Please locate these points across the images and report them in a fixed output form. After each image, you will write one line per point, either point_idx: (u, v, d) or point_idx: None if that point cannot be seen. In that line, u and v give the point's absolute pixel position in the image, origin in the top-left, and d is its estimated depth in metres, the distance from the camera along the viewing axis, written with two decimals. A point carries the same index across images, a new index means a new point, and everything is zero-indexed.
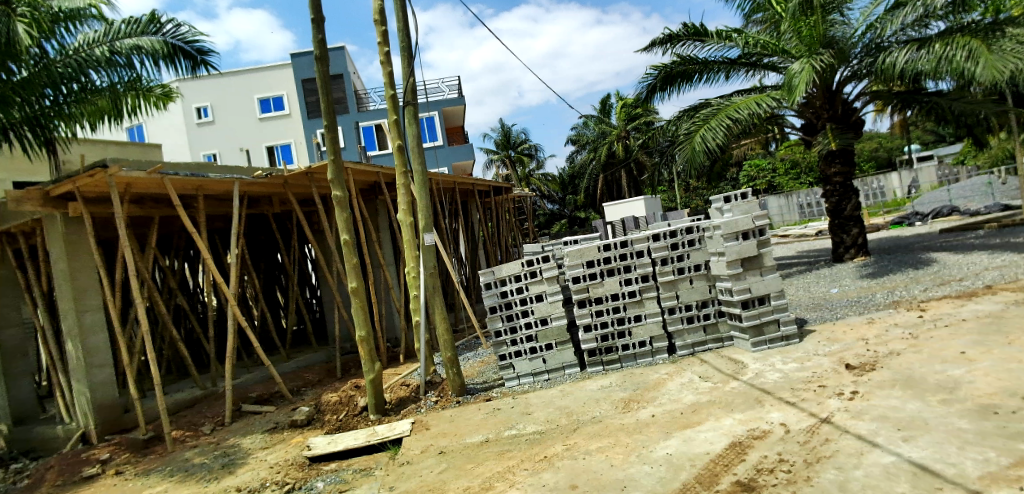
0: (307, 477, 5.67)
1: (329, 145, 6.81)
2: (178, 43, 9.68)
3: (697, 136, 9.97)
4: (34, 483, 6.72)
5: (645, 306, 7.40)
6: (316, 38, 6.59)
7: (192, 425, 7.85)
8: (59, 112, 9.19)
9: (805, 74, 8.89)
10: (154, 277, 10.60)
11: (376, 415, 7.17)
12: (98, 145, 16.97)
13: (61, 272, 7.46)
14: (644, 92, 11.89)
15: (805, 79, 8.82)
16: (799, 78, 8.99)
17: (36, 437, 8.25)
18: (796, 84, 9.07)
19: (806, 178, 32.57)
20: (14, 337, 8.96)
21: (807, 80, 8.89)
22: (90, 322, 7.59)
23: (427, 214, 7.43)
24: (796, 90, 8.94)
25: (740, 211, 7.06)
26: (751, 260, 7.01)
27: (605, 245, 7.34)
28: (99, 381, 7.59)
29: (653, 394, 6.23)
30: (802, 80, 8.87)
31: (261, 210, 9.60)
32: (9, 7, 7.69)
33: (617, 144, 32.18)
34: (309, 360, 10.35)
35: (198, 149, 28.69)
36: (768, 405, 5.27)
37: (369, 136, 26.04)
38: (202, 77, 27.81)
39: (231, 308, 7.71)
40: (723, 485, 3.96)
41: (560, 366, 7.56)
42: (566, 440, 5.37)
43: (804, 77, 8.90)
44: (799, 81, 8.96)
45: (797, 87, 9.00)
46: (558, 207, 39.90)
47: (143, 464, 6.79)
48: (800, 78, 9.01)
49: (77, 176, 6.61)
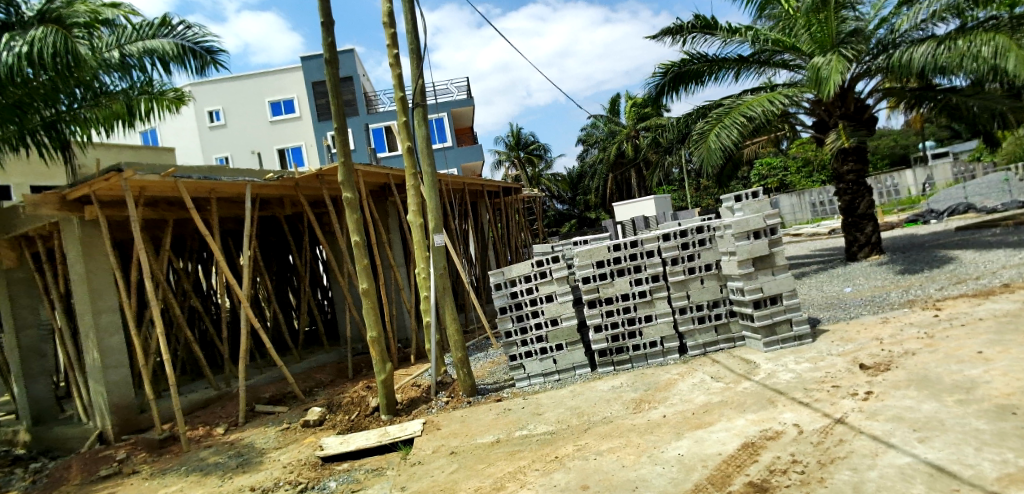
0: (319, 476, 5.73)
1: (340, 148, 6.89)
2: (189, 44, 9.35)
3: (711, 134, 9.78)
4: (54, 481, 6.88)
5: (655, 306, 7.42)
6: (326, 41, 6.67)
7: (207, 425, 7.94)
8: (73, 117, 9.01)
9: (837, 64, 8.82)
10: (168, 278, 10.73)
11: (388, 415, 7.24)
12: (114, 149, 17.42)
13: (78, 275, 7.57)
14: (653, 90, 11.77)
15: (838, 69, 8.76)
16: (830, 70, 8.90)
17: (55, 437, 8.38)
18: (826, 75, 8.99)
19: (819, 176, 32.20)
20: (32, 338, 9.01)
21: (840, 68, 8.81)
22: (107, 323, 7.70)
23: (438, 215, 7.49)
24: (829, 82, 8.85)
25: (752, 210, 7.06)
26: (762, 259, 7.02)
27: (615, 244, 7.39)
28: (116, 381, 7.72)
29: (664, 394, 6.23)
30: (833, 72, 8.79)
31: (273, 211, 9.61)
32: (66, 28, 7.43)
33: (626, 143, 32.72)
34: (321, 361, 10.39)
35: (210, 152, 29.04)
36: (781, 405, 5.24)
37: (378, 137, 26.30)
38: (215, 80, 28.15)
39: (243, 309, 7.73)
40: (735, 485, 3.95)
41: (570, 366, 7.60)
42: (577, 441, 5.38)
43: (834, 68, 8.85)
44: (830, 72, 8.87)
45: (827, 79, 8.92)
46: (568, 207, 39.71)
47: (160, 463, 6.91)
48: (830, 71, 8.91)
49: (93, 180, 6.69)
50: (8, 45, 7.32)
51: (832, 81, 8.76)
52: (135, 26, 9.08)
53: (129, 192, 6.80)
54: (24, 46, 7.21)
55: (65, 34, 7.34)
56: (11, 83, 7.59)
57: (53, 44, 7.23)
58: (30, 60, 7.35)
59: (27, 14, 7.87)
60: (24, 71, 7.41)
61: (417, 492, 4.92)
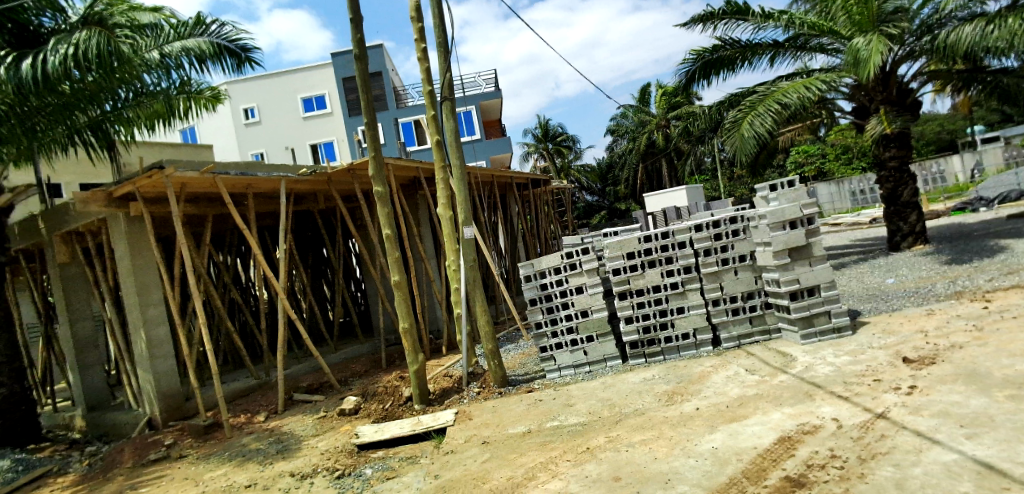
0: (355, 463, 5.89)
1: (370, 142, 7.01)
2: (225, 42, 9.56)
3: (745, 123, 9.55)
4: (109, 464, 7.27)
5: (688, 298, 7.32)
6: (354, 37, 6.78)
7: (248, 413, 8.24)
8: (117, 117, 9.41)
9: (876, 45, 8.50)
10: (210, 272, 11.11)
11: (421, 404, 7.37)
12: (155, 148, 18.13)
13: (125, 269, 7.92)
14: (683, 78, 11.53)
15: (878, 49, 8.43)
16: (869, 51, 8.58)
17: (108, 423, 8.83)
18: (866, 57, 8.66)
19: (860, 163, 30.62)
20: (86, 329, 9.50)
21: (881, 48, 8.48)
22: (153, 315, 8.05)
23: (467, 208, 7.54)
24: (869, 63, 8.53)
25: (788, 199, 6.87)
26: (799, 250, 6.84)
27: (645, 236, 7.31)
28: (163, 371, 8.07)
29: (697, 386, 6.16)
30: (873, 53, 8.47)
31: (308, 206, 9.83)
32: (108, 28, 7.66)
33: (656, 133, 32.11)
34: (355, 352, 10.62)
35: (247, 149, 29.85)
36: (819, 399, 5.12)
37: (407, 131, 26.70)
38: (249, 79, 28.86)
39: (280, 301, 7.96)
40: (771, 480, 3.90)
41: (601, 358, 7.57)
42: (609, 432, 5.38)
43: (874, 49, 8.52)
44: (870, 54, 8.55)
45: (867, 61, 8.60)
46: (597, 198, 39.41)
47: (205, 448, 7.22)
48: (869, 53, 8.58)
49: (137, 178, 6.98)
50: (54, 49, 7.54)
51: (871, 62, 8.43)
52: (172, 26, 9.25)
53: (171, 188, 7.07)
54: (70, 48, 7.44)
55: (107, 35, 7.58)
56: (59, 86, 7.82)
57: (98, 44, 7.47)
58: (75, 60, 7.56)
59: (73, 18, 8.19)
60: (70, 73, 7.63)
61: (450, 481, 5.00)
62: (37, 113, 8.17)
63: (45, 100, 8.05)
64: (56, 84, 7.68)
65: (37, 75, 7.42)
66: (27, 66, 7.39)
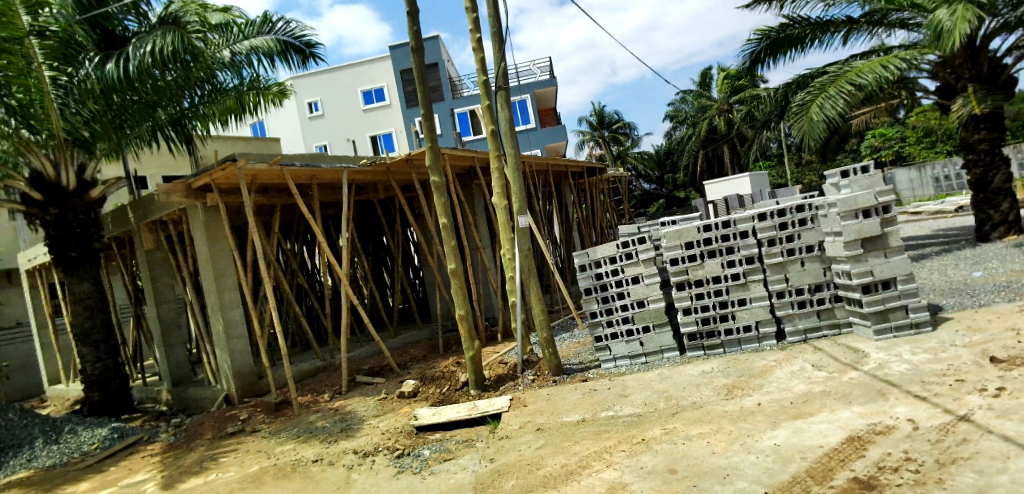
0: (414, 444, 6.11)
1: (427, 133, 7.15)
2: (290, 39, 9.93)
3: (814, 106, 9.03)
4: (192, 435, 7.88)
5: (750, 289, 7.07)
6: (411, 30, 6.91)
7: (314, 392, 8.69)
8: (194, 113, 9.87)
9: (962, 14, 7.83)
10: (279, 258, 11.71)
11: (477, 390, 7.52)
12: (227, 141, 19.27)
13: (203, 256, 8.49)
14: (747, 60, 11.02)
15: (964, 19, 7.77)
16: (954, 22, 7.92)
17: (191, 397, 9.54)
18: (950, 28, 8.01)
19: (944, 146, 28.31)
20: (171, 310, 10.26)
21: (967, 18, 7.82)
22: (228, 299, 8.60)
23: (521, 197, 7.57)
24: (953, 34, 7.89)
25: (861, 187, 6.44)
26: (873, 240, 6.44)
27: (705, 225, 7.14)
28: (237, 350, 8.63)
29: (759, 381, 5.97)
30: (959, 24, 7.81)
31: (368, 196, 10.16)
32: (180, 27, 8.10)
33: (718, 118, 32.08)
34: (414, 337, 10.95)
35: (311, 142, 31.00)
36: (893, 398, 4.85)
37: (463, 122, 26.90)
38: (313, 74, 30.01)
39: (343, 287, 8.30)
40: (837, 480, 3.76)
41: (658, 349, 7.47)
42: (665, 425, 5.31)
43: (960, 19, 7.85)
44: (954, 25, 7.90)
45: (951, 32, 7.96)
46: (654, 187, 38.52)
47: (276, 424, 7.68)
48: (954, 23, 7.93)
49: (212, 170, 7.43)
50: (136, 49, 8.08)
51: (956, 32, 7.79)
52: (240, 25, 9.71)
53: (243, 180, 7.49)
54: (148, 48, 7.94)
55: (179, 34, 8.03)
56: (140, 84, 8.38)
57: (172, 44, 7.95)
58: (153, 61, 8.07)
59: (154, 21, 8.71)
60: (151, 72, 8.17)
61: (505, 465, 5.11)
62: (122, 111, 8.78)
63: (128, 97, 8.65)
64: (138, 82, 8.24)
65: (121, 74, 7.99)
66: (112, 66, 7.99)
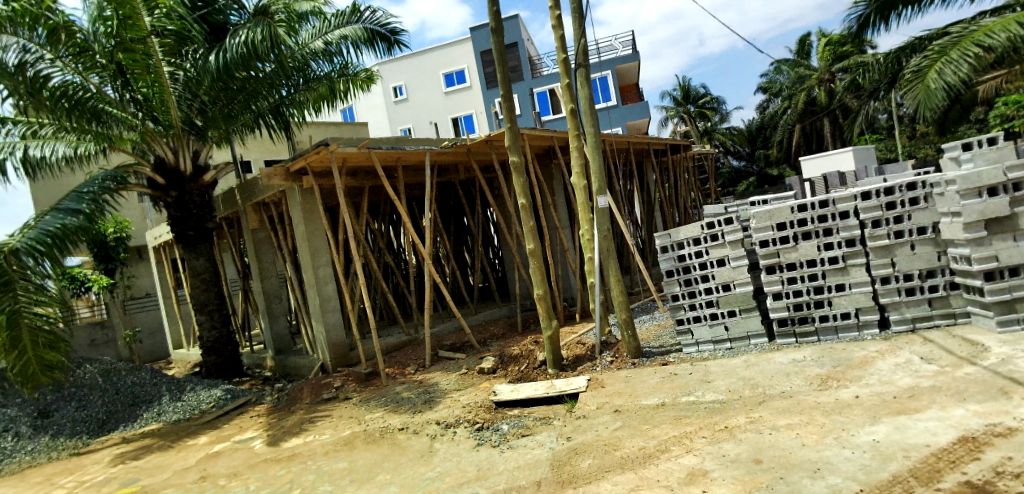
0: (493, 418, 6.27)
1: (506, 114, 7.13)
2: (376, 27, 10.21)
3: (931, 72, 8.10)
4: (292, 400, 8.52)
5: (850, 274, 6.56)
6: (492, 10, 6.85)
7: (400, 365, 9.10)
8: (292, 101, 10.44)
9: None
10: (369, 237, 12.27)
11: (555, 369, 7.56)
12: (320, 129, 20.39)
13: (301, 234, 9.04)
14: (853, 24, 10.02)
15: None
16: None
17: (292, 364, 10.30)
18: None
19: None
20: (274, 283, 11.07)
21: None
22: (323, 275, 9.15)
23: (601, 177, 7.41)
24: None
25: (987, 161, 5.79)
26: (999, 221, 5.70)
27: (799, 205, 6.64)
28: (332, 323, 9.19)
29: (857, 372, 5.55)
30: None
31: (450, 177, 10.35)
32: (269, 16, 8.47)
33: (818, 89, 29.89)
34: (493, 314, 11.17)
35: (396, 125, 31.86)
36: (1017, 398, 4.35)
37: (542, 101, 26.54)
38: (399, 59, 30.81)
39: (427, 266, 8.55)
40: (945, 483, 3.45)
41: (744, 335, 7.10)
42: (750, 413, 5.08)
43: None
44: None
45: None
46: (744, 164, 37.08)
47: (365, 393, 8.15)
48: None
49: (308, 154, 7.83)
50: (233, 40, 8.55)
51: None
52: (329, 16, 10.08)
53: (335, 163, 7.83)
54: (243, 38, 8.36)
55: (269, 23, 8.39)
56: (240, 75, 8.89)
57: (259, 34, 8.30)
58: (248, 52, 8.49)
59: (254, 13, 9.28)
60: (250, 62, 8.63)
61: (581, 444, 5.12)
62: (230, 100, 9.31)
63: (233, 86, 9.09)
64: (237, 73, 8.72)
65: (221, 64, 8.52)
66: (214, 57, 8.53)
